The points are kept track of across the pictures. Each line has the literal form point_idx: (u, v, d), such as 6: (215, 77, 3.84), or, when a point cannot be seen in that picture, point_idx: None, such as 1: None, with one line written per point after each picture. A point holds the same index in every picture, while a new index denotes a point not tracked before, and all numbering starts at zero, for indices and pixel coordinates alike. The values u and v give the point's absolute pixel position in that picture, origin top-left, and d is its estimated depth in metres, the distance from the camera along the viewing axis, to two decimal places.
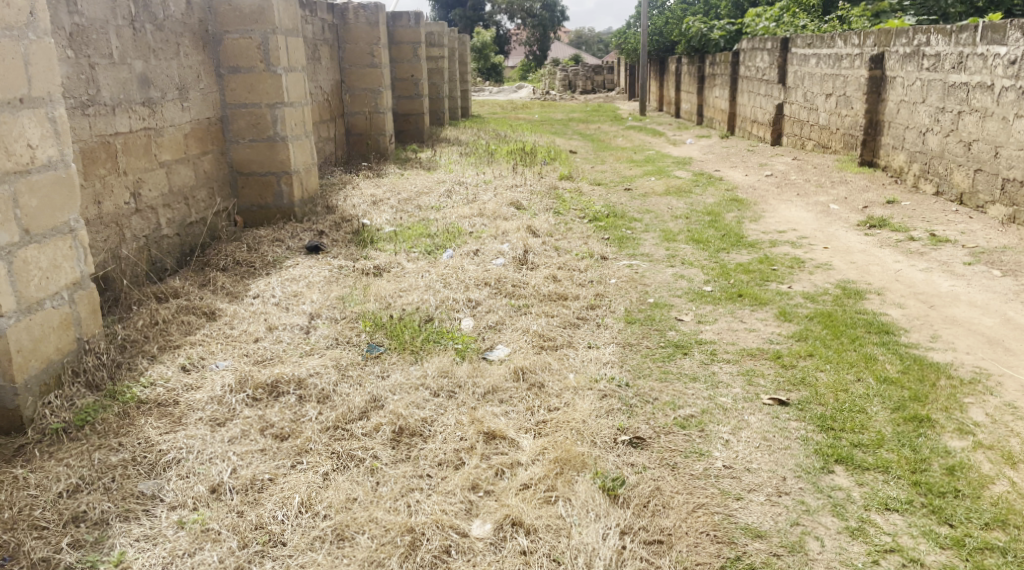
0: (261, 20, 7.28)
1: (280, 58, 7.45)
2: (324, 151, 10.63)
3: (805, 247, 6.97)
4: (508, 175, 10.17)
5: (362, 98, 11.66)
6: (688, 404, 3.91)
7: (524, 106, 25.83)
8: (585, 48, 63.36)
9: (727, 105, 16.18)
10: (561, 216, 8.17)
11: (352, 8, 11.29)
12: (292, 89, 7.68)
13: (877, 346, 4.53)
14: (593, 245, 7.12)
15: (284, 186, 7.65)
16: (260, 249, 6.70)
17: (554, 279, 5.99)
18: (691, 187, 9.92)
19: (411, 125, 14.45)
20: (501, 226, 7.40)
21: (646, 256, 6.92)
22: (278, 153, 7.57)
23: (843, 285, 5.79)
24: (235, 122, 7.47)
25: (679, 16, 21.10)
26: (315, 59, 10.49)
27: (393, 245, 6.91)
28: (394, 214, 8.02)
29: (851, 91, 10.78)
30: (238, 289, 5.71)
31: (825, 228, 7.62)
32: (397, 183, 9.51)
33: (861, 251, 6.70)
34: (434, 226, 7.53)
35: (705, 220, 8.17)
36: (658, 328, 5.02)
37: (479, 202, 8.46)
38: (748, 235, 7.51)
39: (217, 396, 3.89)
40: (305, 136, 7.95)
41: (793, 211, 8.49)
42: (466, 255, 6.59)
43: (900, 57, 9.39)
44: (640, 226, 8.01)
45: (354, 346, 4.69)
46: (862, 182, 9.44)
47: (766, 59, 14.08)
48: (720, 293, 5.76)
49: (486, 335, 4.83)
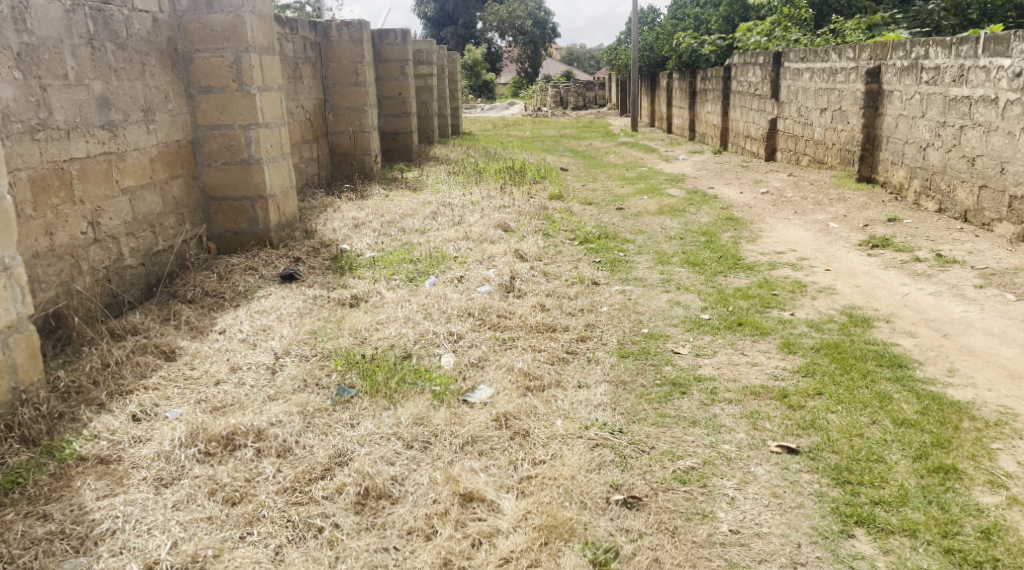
0: (233, 38, 6.94)
1: (255, 77, 7.11)
2: (306, 172, 10.26)
3: (806, 269, 6.63)
4: (496, 194, 9.81)
5: (346, 116, 11.31)
6: (688, 454, 3.55)
7: (515, 123, 25.54)
8: (578, 64, 63.27)
9: (720, 120, 15.88)
10: (551, 238, 7.81)
11: (334, 25, 10.95)
12: (267, 109, 7.33)
13: (891, 383, 4.17)
14: (584, 270, 6.76)
15: (260, 211, 7.28)
16: (231, 278, 6.34)
17: (541, 307, 5.64)
18: (686, 206, 9.59)
19: (399, 143, 14.10)
20: (487, 250, 7.03)
21: (639, 281, 6.56)
22: (253, 176, 7.20)
23: (849, 310, 5.44)
24: (207, 145, 7.11)
25: (670, 31, 20.85)
26: (296, 77, 10.15)
27: (373, 272, 6.54)
28: (376, 238, 7.65)
29: (846, 105, 10.48)
30: (203, 324, 5.36)
31: (826, 249, 7.28)
32: (381, 205, 9.13)
33: (865, 273, 6.36)
34: (417, 250, 7.16)
35: (700, 241, 7.83)
36: (653, 362, 4.66)
37: (465, 224, 8.09)
38: (746, 256, 7.17)
39: (164, 452, 3.55)
40: (281, 158, 7.60)
41: (792, 230, 8.15)
42: (449, 282, 6.21)
43: (898, 70, 9.09)
44: (633, 248, 7.66)
45: (325, 388, 4.32)
46: (862, 199, 9.11)
47: (758, 74, 13.80)
48: (718, 321, 5.41)
49: (467, 373, 4.46)
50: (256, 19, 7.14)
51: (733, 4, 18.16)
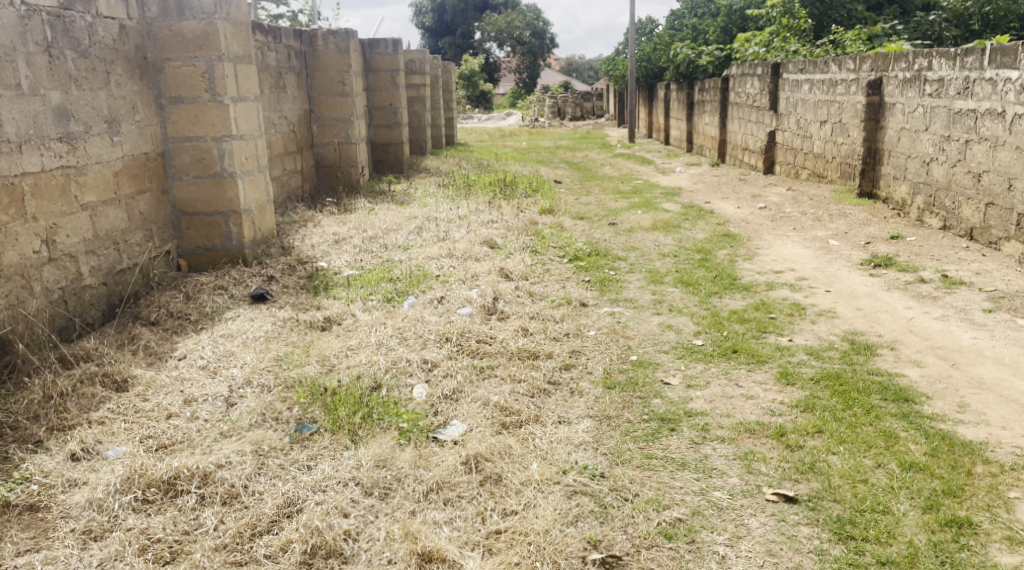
0: (206, 46, 6.65)
1: (228, 87, 6.81)
2: (289, 184, 9.96)
3: (805, 290, 6.32)
4: (485, 209, 9.50)
5: (332, 127, 11.01)
6: (676, 503, 3.25)
7: (512, 134, 25.25)
8: (576, 74, 63.16)
9: (717, 132, 15.60)
10: (539, 255, 7.49)
11: (320, 34, 10.67)
12: (241, 120, 7.02)
13: (896, 419, 3.86)
14: (573, 290, 6.45)
15: (233, 227, 6.97)
16: (198, 298, 6.03)
17: (524, 331, 5.32)
18: (680, 221, 9.28)
19: (390, 154, 13.78)
20: (471, 268, 6.71)
21: (629, 302, 6.25)
22: (226, 190, 6.89)
23: (851, 336, 5.12)
24: (177, 157, 6.80)
25: (667, 42, 20.59)
26: (279, 87, 9.84)
27: (349, 292, 6.23)
28: (356, 256, 7.34)
29: (847, 118, 10.20)
30: (164, 350, 5.07)
31: (825, 268, 6.97)
32: (365, 219, 8.81)
33: (867, 295, 6.05)
34: (398, 268, 6.85)
35: (695, 259, 7.52)
36: (641, 394, 4.34)
37: (450, 240, 7.78)
38: (742, 276, 6.86)
39: (97, 499, 3.24)
40: (257, 172, 7.29)
41: (790, 247, 7.85)
42: (429, 303, 5.89)
43: (900, 82, 8.80)
44: (624, 266, 7.35)
45: (283, 425, 4.00)
46: (862, 215, 8.81)
47: (756, 85, 13.53)
48: (712, 347, 5.09)
49: (440, 406, 4.13)
50: (230, 27, 6.85)
51: (731, 14, 18.01)
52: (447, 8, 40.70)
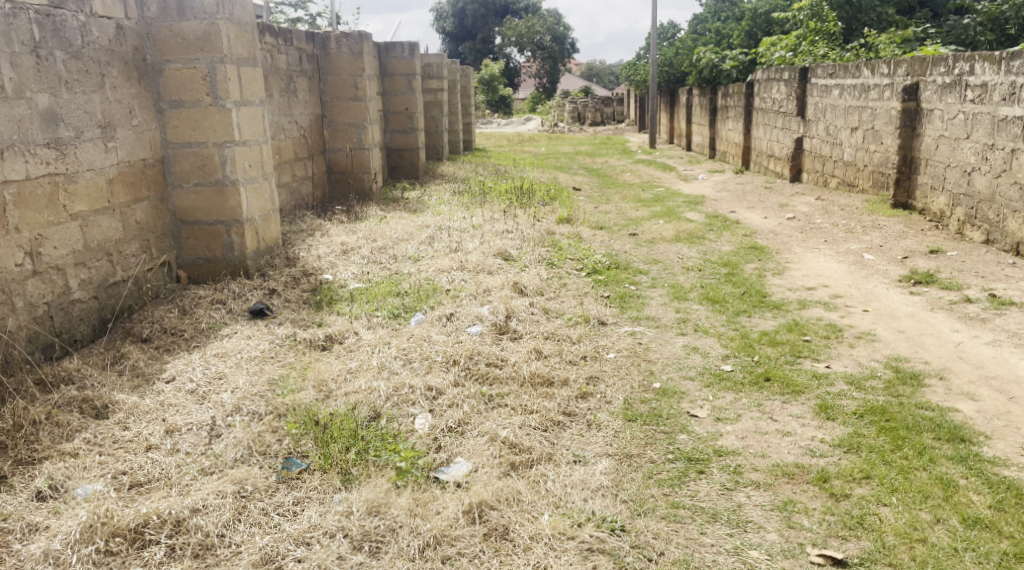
0: (207, 47, 6.32)
1: (231, 91, 6.48)
2: (299, 192, 9.66)
3: (840, 309, 5.92)
4: (500, 218, 9.14)
5: (345, 132, 10.69)
6: (707, 564, 2.94)
7: (532, 140, 24.89)
8: (597, 79, 62.80)
9: (742, 138, 15.17)
10: (556, 268, 7.12)
11: (334, 37, 10.35)
12: (245, 125, 6.69)
13: (954, 464, 3.45)
14: (591, 306, 6.07)
15: (235, 236, 6.63)
16: (194, 314, 5.69)
17: (537, 353, 4.95)
18: (705, 232, 8.87)
19: (405, 160, 13.44)
20: (483, 282, 6.35)
21: (651, 320, 5.86)
22: (228, 199, 6.56)
23: (895, 363, 4.72)
24: (178, 164, 6.48)
25: (689, 46, 20.19)
26: (290, 91, 9.53)
27: (353, 307, 5.88)
28: (364, 268, 7.00)
29: (880, 125, 9.77)
30: (152, 369, 4.72)
31: (862, 286, 6.56)
32: (376, 228, 8.46)
33: (908, 316, 5.65)
34: (406, 281, 6.51)
35: (721, 273, 7.12)
36: (665, 428, 3.95)
37: (463, 251, 7.42)
38: (772, 293, 6.45)
39: (54, 551, 2.98)
40: (262, 179, 6.95)
41: (822, 262, 7.44)
42: (437, 321, 5.53)
43: (939, 87, 8.38)
44: (646, 280, 6.96)
45: (268, 462, 3.64)
46: (898, 227, 8.38)
47: (782, 91, 13.10)
48: (742, 374, 4.70)
49: (443, 440, 3.76)
50: (234, 28, 6.52)
51: (756, 18, 17.57)
52: (468, 13, 40.40)
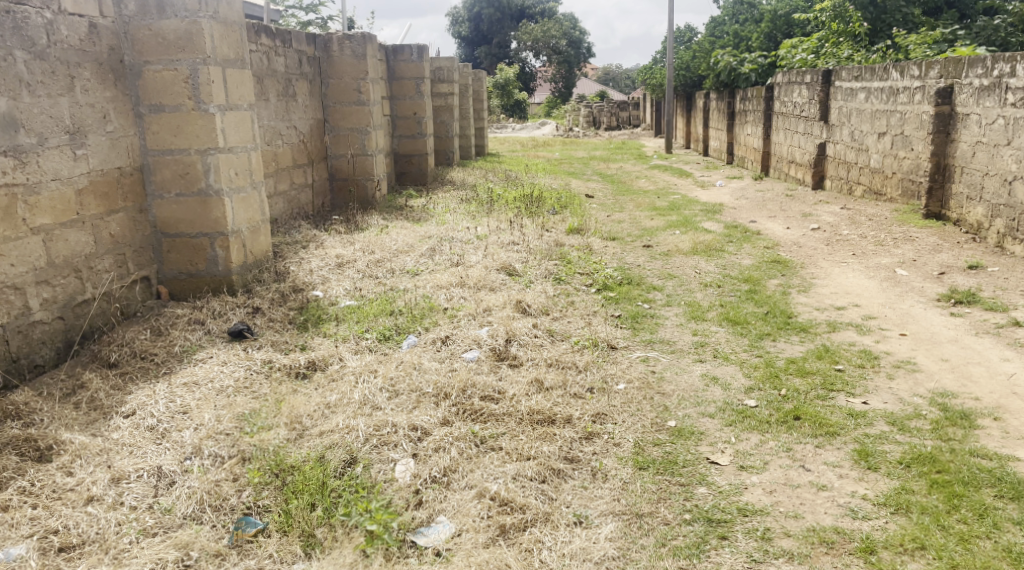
0: (189, 47, 5.84)
1: (215, 94, 5.99)
2: (297, 201, 9.20)
3: (875, 333, 5.43)
4: (507, 228, 8.69)
5: (348, 138, 10.21)
6: None
7: (546, 145, 24.37)
8: (613, 83, 62.25)
9: (761, 143, 14.63)
10: (563, 284, 6.64)
11: (335, 39, 9.89)
12: (231, 131, 6.20)
13: (1020, 530, 3.08)
14: (601, 328, 5.59)
15: (219, 250, 6.14)
16: (167, 335, 5.20)
17: (538, 384, 4.46)
18: (724, 244, 8.35)
19: (413, 166, 12.97)
20: (484, 300, 5.89)
21: (666, 344, 5.35)
22: (212, 209, 6.07)
23: (941, 400, 4.27)
24: (158, 172, 5.99)
25: (707, 49, 19.60)
26: (288, 95, 9.07)
27: (341, 328, 5.42)
28: (358, 284, 6.53)
29: (910, 130, 9.31)
30: (113, 401, 4.24)
31: (897, 306, 6.07)
32: (374, 239, 7.99)
33: (950, 342, 5.20)
34: (402, 299, 6.05)
35: (742, 290, 6.61)
36: (681, 478, 3.48)
37: (465, 265, 6.97)
38: (797, 313, 5.95)
39: None
40: (249, 188, 6.46)
41: (851, 278, 6.94)
42: (431, 345, 5.06)
43: (976, 90, 7.94)
44: (661, 297, 6.47)
45: (222, 528, 3.17)
46: (931, 240, 7.88)
47: (804, 94, 12.58)
48: (768, 411, 4.19)
49: (425, 494, 3.31)
50: (219, 27, 6.03)
51: (775, 19, 17.08)
52: (483, 17, 39.96)
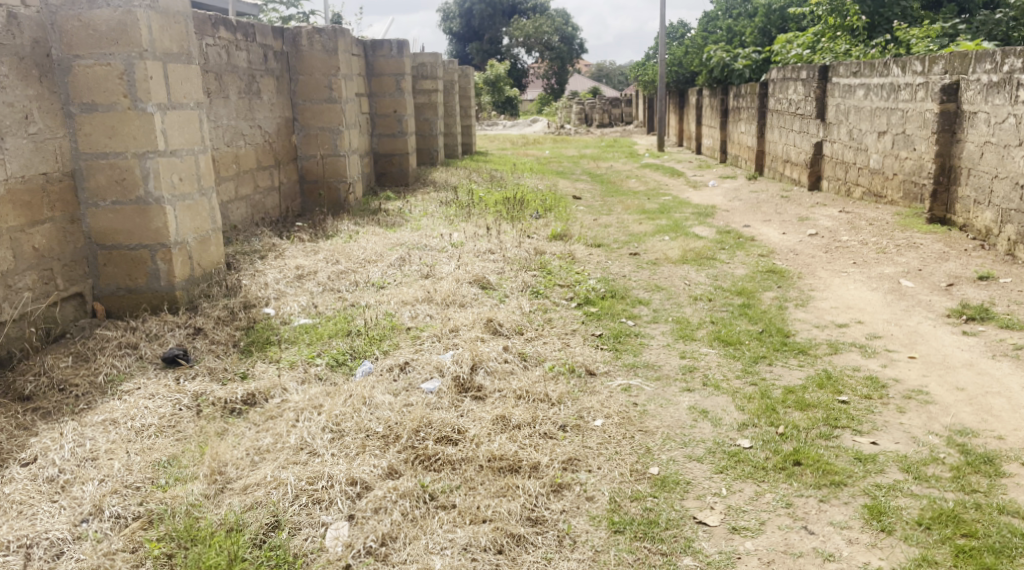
0: (123, 40, 5.31)
1: (154, 93, 5.46)
2: (261, 205, 8.64)
3: (881, 356, 4.91)
4: (485, 234, 8.16)
5: (319, 138, 9.64)
6: None
7: (535, 143, 23.79)
8: (606, 80, 61.70)
9: (755, 142, 14.12)
10: (540, 298, 6.12)
11: (305, 33, 9.30)
12: (174, 132, 5.66)
13: None
14: (579, 352, 5.06)
15: (161, 263, 5.61)
16: (93, 362, 4.64)
17: (504, 421, 3.93)
18: (716, 251, 7.83)
19: (394, 166, 12.43)
20: (451, 319, 5.36)
21: (650, 370, 4.82)
22: (152, 219, 5.54)
23: (961, 440, 3.76)
24: (91, 178, 5.46)
25: (700, 44, 19.02)
26: (251, 92, 8.49)
27: (291, 353, 4.89)
28: (316, 299, 6.00)
29: (912, 129, 8.82)
30: (13, 445, 3.69)
31: (903, 323, 5.56)
32: (341, 247, 7.45)
33: (964, 367, 4.69)
34: (362, 317, 5.52)
35: (735, 304, 6.09)
36: (664, 546, 3.08)
37: (435, 278, 6.43)
38: (795, 332, 5.43)
39: None
40: (197, 195, 5.92)
41: (853, 290, 6.42)
42: (387, 374, 4.52)
43: (984, 86, 7.44)
44: (646, 313, 5.95)
45: None
46: (936, 247, 7.38)
47: (799, 91, 12.07)
48: (764, 453, 3.66)
49: None
50: (159, 18, 5.50)
51: (770, 14, 16.67)
52: (474, 13, 39.51)
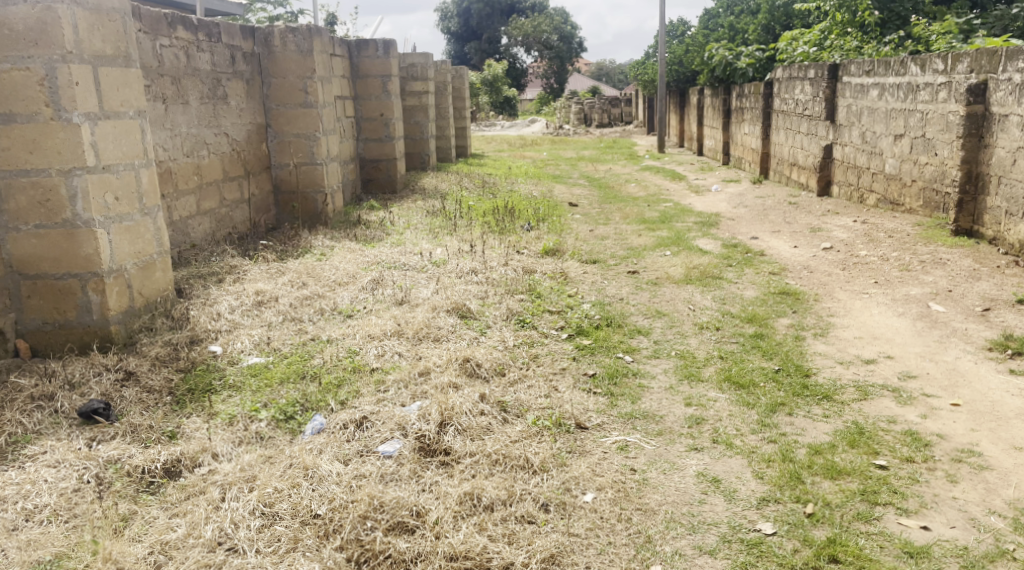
0: (43, 42, 4.65)
1: (81, 101, 4.79)
2: (227, 219, 7.94)
3: (920, 404, 4.21)
4: (470, 250, 7.47)
5: (294, 145, 8.92)
6: None
7: (533, 144, 23.02)
8: (607, 79, 61.08)
9: (760, 144, 13.42)
10: (527, 329, 5.43)
11: (277, 32, 8.57)
12: (108, 146, 4.98)
13: None
14: (568, 398, 4.36)
15: (92, 294, 4.92)
16: None
17: (473, 499, 3.27)
18: (722, 268, 7.14)
19: (381, 172, 11.74)
20: (423, 359, 4.68)
21: (651, 422, 4.12)
22: (81, 244, 4.86)
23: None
24: (11, 198, 4.79)
25: (701, 43, 18.33)
26: (216, 97, 7.78)
27: (232, 403, 4.19)
28: (271, 332, 5.29)
29: (933, 132, 8.13)
30: None
31: (939, 358, 4.86)
32: (309, 268, 6.77)
33: (1020, 418, 3.99)
34: (321, 355, 4.82)
35: (747, 335, 5.40)
36: None
37: (410, 306, 5.75)
38: (815, 371, 4.73)
39: None
40: (139, 215, 5.24)
41: (878, 316, 5.72)
42: (341, 432, 3.83)
43: (1016, 87, 6.75)
44: (646, 346, 5.26)
45: None
46: (965, 264, 6.69)
47: (807, 90, 11.37)
48: (790, 544, 3.09)
49: None
50: (86, 15, 4.83)
51: (774, 11, 15.98)
52: (473, 13, 38.88)
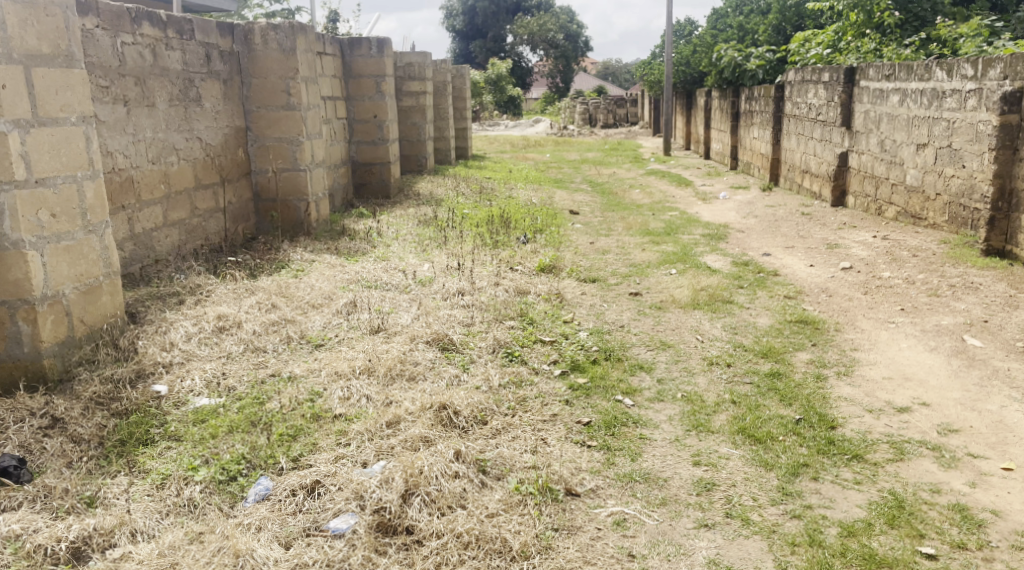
0: None
1: (8, 106, 4.23)
2: (199, 230, 7.37)
3: (967, 467, 3.63)
4: (458, 268, 6.89)
5: (275, 150, 8.32)
6: None
7: (536, 145, 22.41)
8: (614, 78, 60.51)
9: (770, 149, 12.80)
10: (515, 364, 4.84)
11: (257, 29, 7.97)
12: (41, 157, 4.41)
13: None
14: (558, 455, 3.76)
15: (23, 324, 4.34)
16: None
17: None
18: (733, 291, 6.55)
19: (374, 176, 11.15)
20: (392, 405, 4.09)
21: (654, 487, 3.54)
22: (10, 268, 4.30)
23: None
24: None
25: (709, 43, 17.72)
26: (188, 98, 7.19)
27: (168, 459, 3.61)
28: (228, 365, 4.71)
29: (961, 142, 7.53)
30: None
31: (982, 407, 4.27)
32: (282, 286, 6.20)
33: None
34: (278, 398, 4.22)
35: (762, 373, 4.80)
36: None
37: (386, 336, 5.17)
38: (842, 421, 4.13)
39: None
40: (81, 233, 4.65)
41: (907, 351, 5.13)
42: (286, 502, 3.27)
43: None
44: (648, 387, 4.66)
45: None
46: (1000, 289, 6.10)
47: (821, 94, 10.75)
48: None
49: None
50: (18, 8, 4.26)
51: (785, 11, 15.36)
52: (478, 11, 38.29)
